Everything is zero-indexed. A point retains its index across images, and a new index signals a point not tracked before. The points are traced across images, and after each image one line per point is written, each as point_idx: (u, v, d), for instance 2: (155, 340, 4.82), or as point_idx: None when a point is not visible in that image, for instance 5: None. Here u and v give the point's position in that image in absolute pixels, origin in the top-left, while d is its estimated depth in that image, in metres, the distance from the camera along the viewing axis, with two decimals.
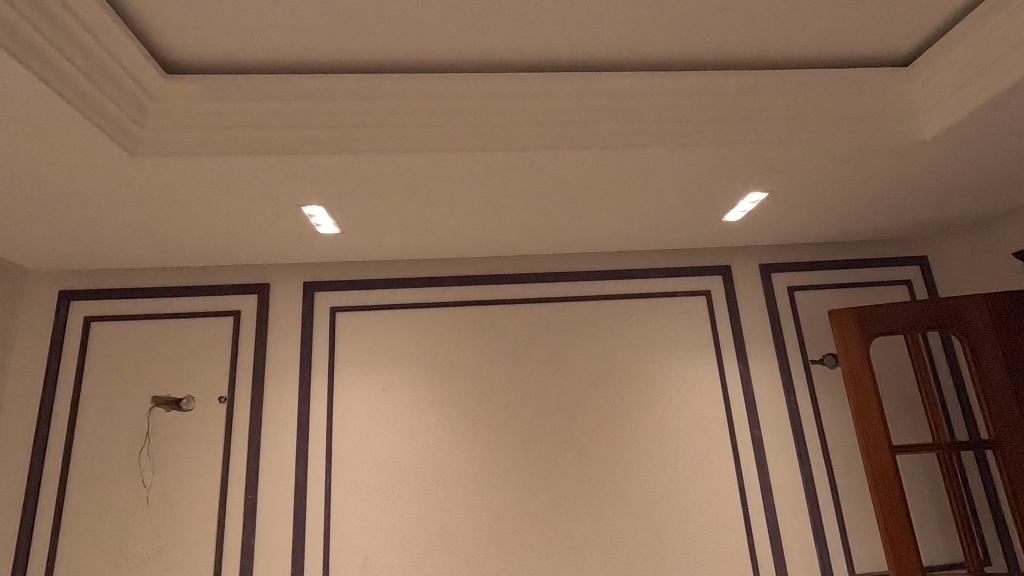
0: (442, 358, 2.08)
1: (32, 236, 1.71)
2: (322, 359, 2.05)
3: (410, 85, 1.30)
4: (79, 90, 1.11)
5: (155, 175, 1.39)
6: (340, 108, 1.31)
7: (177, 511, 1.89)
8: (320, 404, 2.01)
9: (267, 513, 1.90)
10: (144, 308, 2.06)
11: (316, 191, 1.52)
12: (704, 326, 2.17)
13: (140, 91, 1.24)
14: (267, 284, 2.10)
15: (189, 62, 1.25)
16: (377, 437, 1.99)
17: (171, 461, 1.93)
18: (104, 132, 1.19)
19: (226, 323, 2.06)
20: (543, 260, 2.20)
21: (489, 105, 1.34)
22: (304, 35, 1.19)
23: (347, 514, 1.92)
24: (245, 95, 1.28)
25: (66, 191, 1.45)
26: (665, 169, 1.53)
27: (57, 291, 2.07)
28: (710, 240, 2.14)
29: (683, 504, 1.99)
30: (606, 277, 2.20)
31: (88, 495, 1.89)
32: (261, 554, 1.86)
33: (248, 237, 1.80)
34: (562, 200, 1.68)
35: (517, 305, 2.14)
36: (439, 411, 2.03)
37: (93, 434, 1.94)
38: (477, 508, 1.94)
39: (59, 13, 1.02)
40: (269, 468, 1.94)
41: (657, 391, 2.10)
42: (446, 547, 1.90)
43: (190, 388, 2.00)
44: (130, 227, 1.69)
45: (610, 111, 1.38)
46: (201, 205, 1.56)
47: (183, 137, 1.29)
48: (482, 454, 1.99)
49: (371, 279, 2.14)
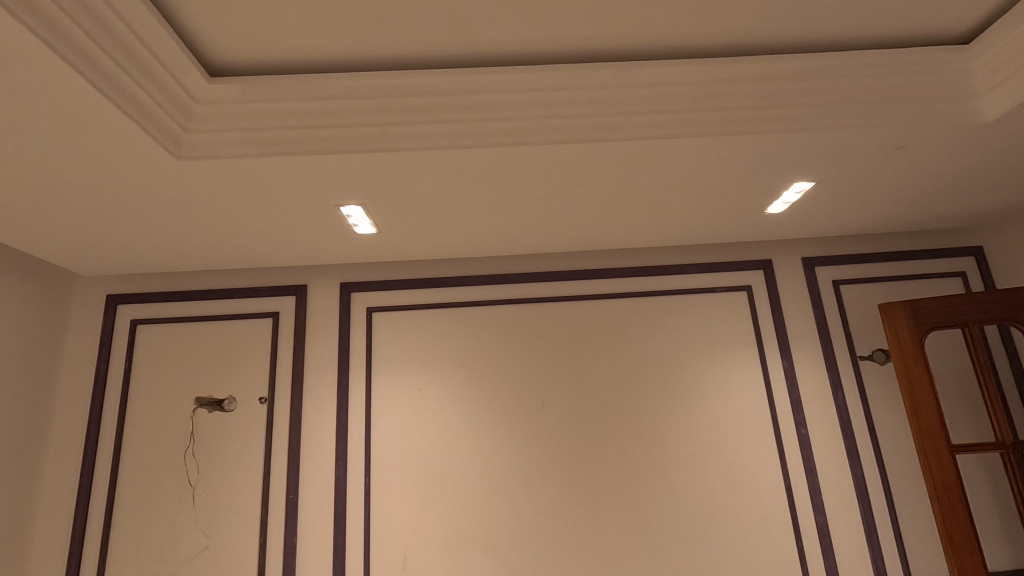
0: (479, 358, 2.07)
1: (82, 240, 1.76)
2: (360, 359, 2.06)
3: (448, 80, 1.29)
4: (127, 93, 1.13)
5: (199, 178, 1.41)
6: (379, 106, 1.31)
7: (222, 509, 1.92)
8: (359, 404, 2.02)
9: (308, 512, 1.91)
10: (186, 311, 2.11)
11: (354, 191, 1.52)
12: (746, 321, 2.11)
13: (185, 94, 1.26)
14: (304, 286, 2.12)
15: (231, 64, 1.26)
16: (416, 437, 1.99)
17: (215, 460, 1.96)
18: (150, 134, 1.21)
19: (265, 324, 2.09)
20: (578, 257, 2.17)
21: (528, 98, 1.32)
22: (345, 34, 1.19)
23: (387, 514, 1.92)
24: (285, 96, 1.29)
25: (115, 195, 1.48)
26: (708, 159, 1.48)
27: (105, 295, 2.13)
28: (751, 234, 2.07)
29: (728, 506, 1.93)
30: (643, 273, 2.15)
31: (137, 493, 1.93)
32: (304, 552, 1.87)
33: (287, 238, 1.82)
34: (600, 194, 1.64)
35: (553, 303, 2.12)
36: (477, 410, 2.01)
37: (141, 434, 1.99)
38: (517, 508, 1.92)
39: (109, 19, 1.04)
40: (309, 467, 1.95)
41: (698, 391, 2.04)
42: (485, 548, 1.88)
43: (232, 389, 2.03)
44: (175, 230, 1.72)
45: (652, 101, 1.34)
46: (242, 207, 1.59)
47: (225, 138, 1.31)
48: (520, 454, 1.97)
49: (406, 279, 2.14)
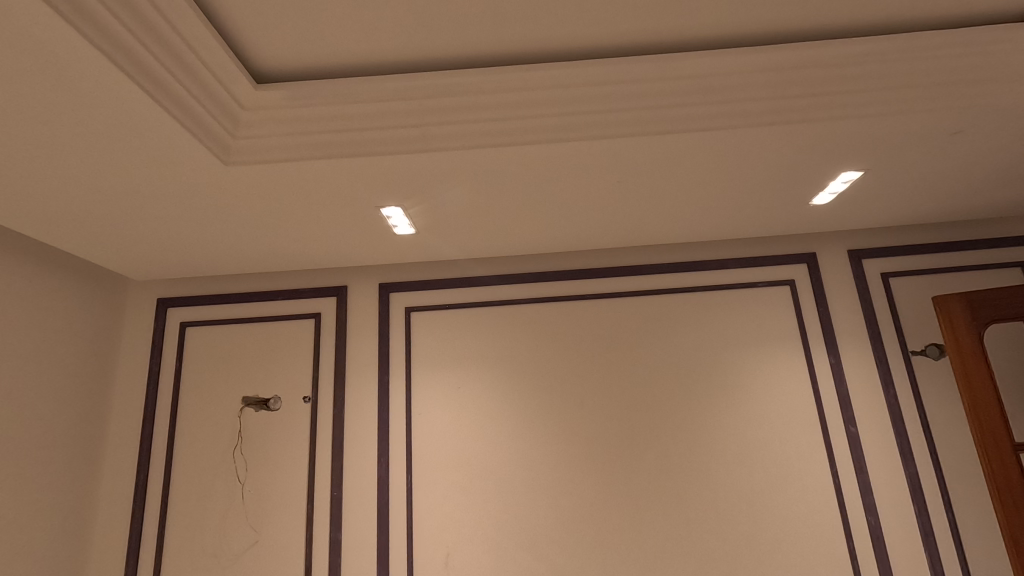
0: (517, 357, 2.07)
1: (136, 245, 1.83)
2: (399, 359, 2.09)
3: (488, 79, 1.28)
4: (177, 99, 1.17)
5: (246, 182, 1.45)
6: (419, 107, 1.32)
7: (269, 505, 1.97)
8: (399, 402, 2.05)
9: (352, 508, 1.95)
10: (232, 313, 2.17)
11: (394, 191, 1.54)
12: (790, 316, 2.06)
13: (234, 103, 1.30)
14: (344, 286, 2.16)
15: (276, 71, 1.29)
16: (456, 436, 2.00)
17: (262, 457, 2.01)
18: (199, 141, 1.26)
19: (307, 325, 2.13)
20: (614, 253, 2.15)
21: (567, 94, 1.31)
22: (386, 37, 1.20)
23: (429, 511, 1.94)
24: (328, 100, 1.31)
25: (166, 200, 1.53)
26: (750, 150, 1.45)
27: (157, 299, 2.21)
28: (794, 226, 2.02)
29: (774, 506, 1.88)
30: (682, 268, 2.12)
31: (189, 490, 2.00)
32: (348, 549, 1.91)
33: (328, 240, 1.86)
34: (639, 189, 1.63)
35: (590, 300, 2.10)
36: (516, 409, 2.02)
37: (192, 432, 2.06)
38: (557, 506, 1.92)
39: (162, 29, 1.07)
40: (353, 465, 1.99)
41: (741, 388, 2.00)
42: (526, 546, 1.89)
43: (277, 388, 2.08)
44: (222, 234, 1.77)
45: (692, 93, 1.33)
46: (286, 210, 1.62)
47: (272, 143, 1.35)
48: (560, 452, 1.97)
49: (443, 279, 2.15)
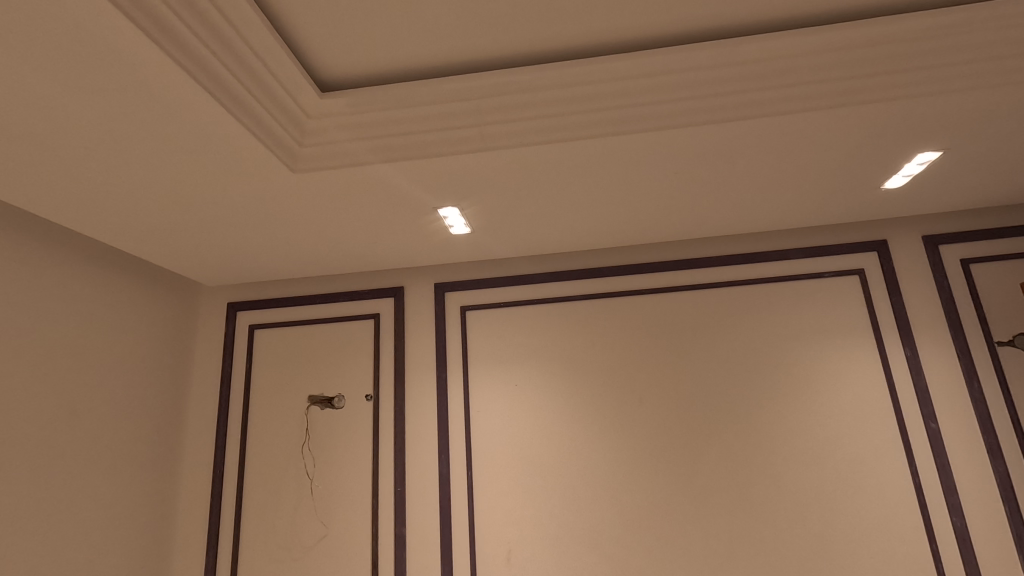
0: (573, 354, 2.06)
1: (209, 251, 1.93)
2: (456, 357, 2.12)
3: (545, 75, 1.28)
4: (251, 113, 1.24)
5: (312, 187, 1.51)
6: (476, 107, 1.34)
7: (336, 500, 2.03)
8: (457, 401, 2.07)
9: (415, 504, 1.99)
10: (296, 315, 2.26)
11: (451, 191, 1.57)
12: (860, 307, 1.96)
13: (302, 113, 1.35)
14: (401, 287, 2.21)
15: (339, 79, 1.33)
16: (514, 433, 2.02)
17: (329, 454, 2.09)
18: (271, 152, 1.32)
19: (367, 326, 2.19)
20: (670, 247, 2.11)
21: (625, 86, 1.30)
22: (444, 40, 1.21)
23: (490, 507, 1.96)
24: (388, 104, 1.34)
25: (237, 207, 1.61)
26: (817, 134, 1.39)
27: (227, 303, 2.32)
28: (862, 213, 1.93)
29: (848, 507, 1.80)
30: (742, 260, 2.06)
31: (262, 484, 2.10)
32: (413, 543, 1.95)
33: (386, 242, 1.90)
34: (697, 179, 1.59)
35: (646, 295, 2.07)
36: (574, 405, 2.01)
37: (262, 430, 2.15)
38: (619, 503, 1.90)
39: (237, 45, 1.13)
40: (414, 462, 2.03)
41: (808, 383, 1.93)
42: (589, 544, 1.88)
43: (340, 386, 2.15)
44: (287, 239, 1.85)
45: (755, 78, 1.29)
46: (348, 214, 1.68)
47: (337, 150, 1.40)
48: (620, 450, 1.95)
49: (497, 278, 2.17)
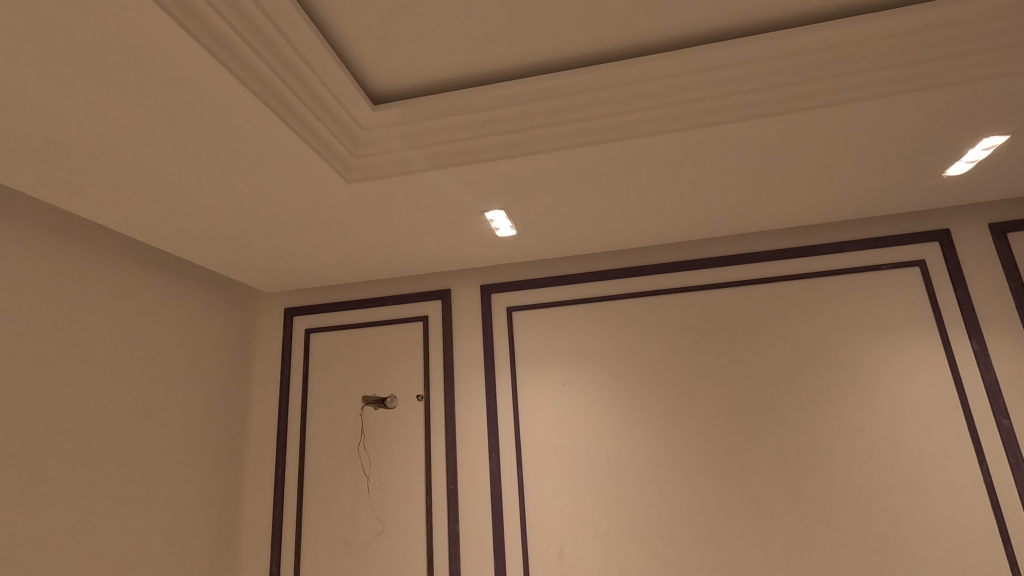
0: (621, 353, 2.06)
1: (268, 259, 2.03)
2: (504, 357, 2.15)
3: (590, 77, 1.29)
4: (310, 128, 1.30)
5: (365, 196, 1.57)
6: (523, 112, 1.36)
7: (392, 497, 2.10)
8: (506, 400, 2.11)
9: (468, 501, 2.03)
10: (348, 319, 2.34)
11: (498, 194, 1.60)
12: (921, 299, 1.89)
13: (356, 125, 1.41)
14: (448, 289, 2.26)
15: (390, 90, 1.37)
16: (563, 432, 2.03)
17: (383, 452, 2.15)
18: (328, 163, 1.39)
19: (416, 328, 2.25)
20: (717, 242, 2.08)
21: (670, 84, 1.30)
22: (490, 48, 1.24)
23: (541, 505, 1.98)
24: (437, 113, 1.38)
25: (294, 216, 1.69)
26: (873, 122, 1.36)
27: (284, 308, 2.43)
28: (922, 202, 1.85)
29: (913, 506, 1.74)
30: (793, 253, 2.01)
31: (321, 481, 2.18)
32: (466, 539, 2.00)
33: (434, 245, 1.95)
34: (746, 173, 1.57)
35: (693, 292, 2.06)
36: (623, 404, 2.01)
37: (320, 429, 2.24)
38: (671, 502, 1.89)
39: (297, 65, 1.19)
40: (466, 459, 2.08)
41: (867, 379, 1.87)
42: (641, 543, 1.88)
43: (393, 387, 2.22)
44: (340, 245, 1.92)
45: (806, 69, 1.26)
46: (398, 219, 1.73)
47: (389, 159, 1.46)
48: (670, 448, 1.94)
49: (542, 278, 2.19)
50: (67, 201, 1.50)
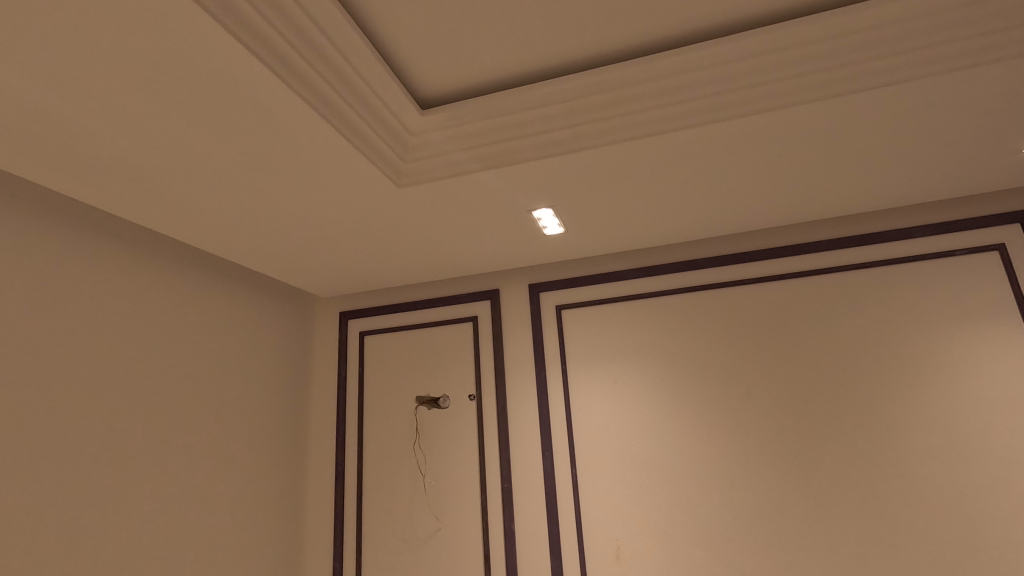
0: (674, 348, 2.02)
1: (323, 264, 2.10)
2: (555, 355, 2.15)
3: (637, 70, 1.27)
4: (361, 135, 1.34)
5: (415, 199, 1.60)
6: (569, 109, 1.36)
7: (447, 495, 2.13)
8: (558, 398, 2.10)
9: (522, 500, 2.04)
10: (400, 321, 2.39)
11: (546, 192, 1.60)
12: (1001, 286, 1.76)
13: (405, 131, 1.44)
14: (496, 289, 2.27)
15: (436, 95, 1.40)
16: (617, 429, 2.01)
17: (438, 451, 2.19)
18: (380, 169, 1.43)
19: (466, 328, 2.28)
20: (773, 233, 2.01)
21: (720, 71, 1.26)
22: (535, 47, 1.25)
23: (596, 504, 1.96)
24: (484, 114, 1.39)
25: (347, 222, 1.74)
26: (944, 100, 1.27)
27: (339, 312, 2.51)
28: (1000, 181, 1.73)
29: (999, 507, 1.63)
30: (855, 241, 1.92)
31: (378, 480, 2.24)
32: (522, 537, 2.01)
33: (482, 246, 1.97)
34: (804, 160, 1.51)
35: (748, 285, 1.99)
36: (678, 401, 1.97)
37: (376, 429, 2.30)
38: (731, 502, 1.84)
39: (348, 74, 1.22)
40: (519, 458, 2.09)
41: (941, 371, 1.76)
42: (701, 542, 1.83)
43: (445, 387, 2.25)
44: (391, 249, 1.97)
45: (866, 47, 1.20)
46: (447, 221, 1.75)
47: (437, 162, 1.49)
48: (729, 447, 1.89)
49: (590, 275, 2.17)
50: (140, 215, 1.60)
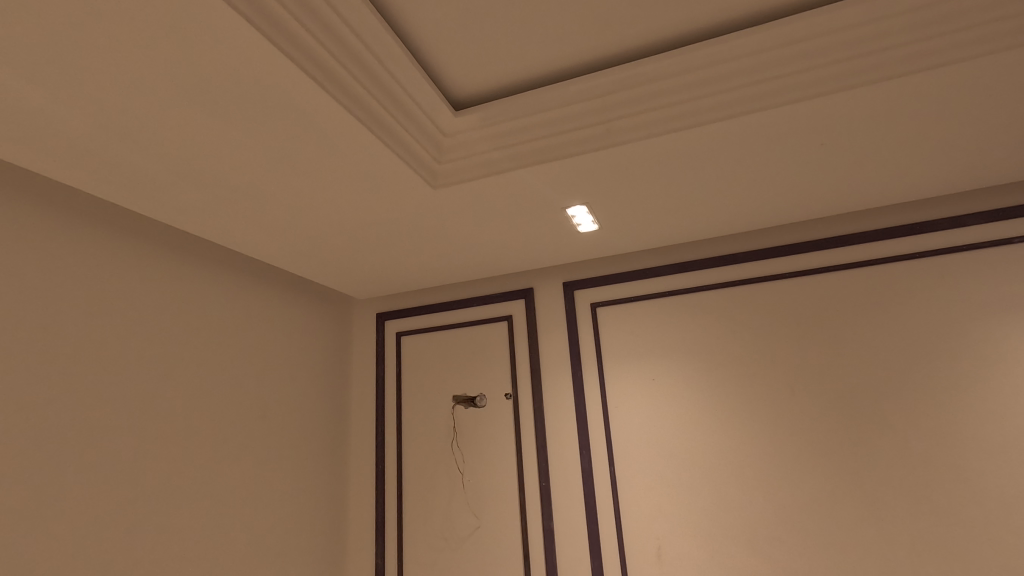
0: (713, 344, 1.99)
1: (360, 266, 2.14)
2: (591, 353, 2.13)
3: (670, 62, 1.26)
4: (397, 138, 1.36)
5: (450, 200, 1.61)
6: (602, 105, 1.35)
7: (485, 494, 2.15)
8: (595, 396, 2.09)
9: (560, 498, 2.04)
10: (435, 321, 2.41)
11: (580, 189, 1.59)
12: None
13: (439, 132, 1.46)
14: (530, 287, 2.28)
15: (469, 95, 1.41)
16: (655, 427, 1.99)
17: (475, 450, 2.21)
18: (416, 172, 1.45)
19: (501, 327, 2.29)
20: (814, 224, 1.95)
21: (757, 61, 1.24)
22: (567, 43, 1.24)
23: (636, 502, 1.95)
24: (517, 113, 1.40)
25: (384, 223, 1.77)
26: (998, 80, 1.22)
27: (376, 314, 2.55)
28: None
29: None
30: (902, 231, 1.84)
31: (418, 479, 2.27)
32: (561, 536, 2.00)
33: (515, 245, 1.98)
34: (848, 148, 1.46)
35: (789, 279, 1.94)
36: (719, 398, 1.94)
37: (414, 428, 2.34)
38: (775, 501, 1.80)
39: (384, 78, 1.25)
40: (557, 456, 2.08)
41: (1000, 366, 1.68)
42: (745, 542, 1.80)
43: (481, 386, 2.26)
44: (426, 249, 1.99)
45: (912, 28, 1.16)
46: (481, 220, 1.76)
47: (472, 163, 1.50)
48: (772, 445, 1.84)
49: (625, 271, 2.15)
50: (187, 221, 1.66)
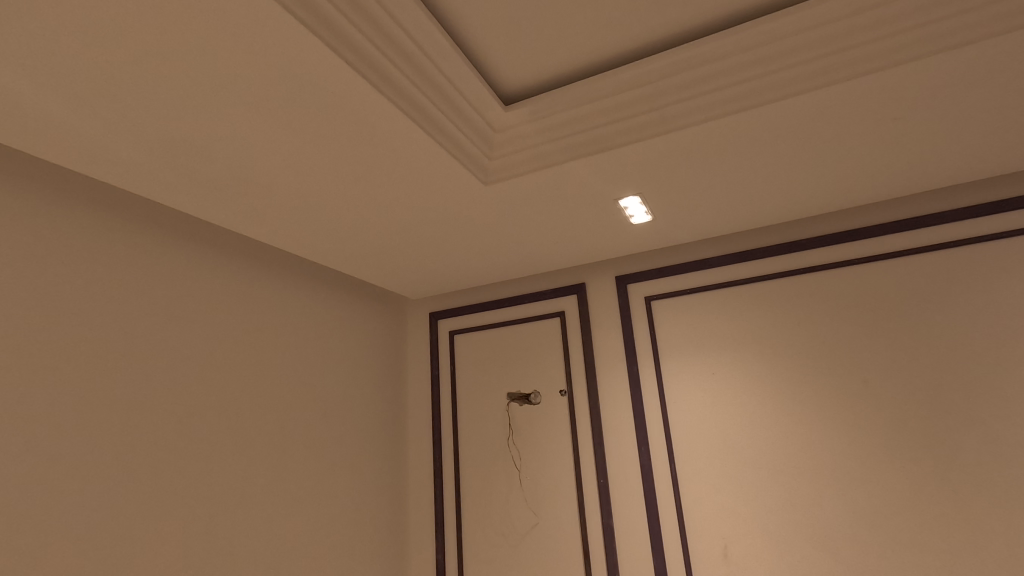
0: (775, 335, 1.91)
1: (412, 266, 2.18)
2: (646, 347, 2.09)
3: (725, 42, 1.21)
4: (449, 135, 1.38)
5: (501, 195, 1.61)
6: (654, 91, 1.32)
7: (542, 490, 2.14)
8: (652, 392, 2.04)
9: (620, 495, 2.00)
10: (487, 319, 2.43)
11: (633, 180, 1.56)
12: None
13: (489, 128, 1.46)
14: (582, 282, 2.25)
15: (519, 87, 1.41)
16: (717, 423, 1.92)
17: (531, 446, 2.20)
18: (467, 169, 1.46)
19: (554, 323, 2.28)
20: (885, 206, 1.84)
21: (820, 34, 1.17)
22: (616, 29, 1.22)
23: (699, 500, 1.89)
24: (567, 104, 1.39)
25: (436, 222, 1.80)
26: None
27: (430, 313, 2.59)
28: None
29: None
30: (986, 209, 1.71)
31: (475, 475, 2.29)
32: (622, 534, 1.97)
33: (566, 239, 1.96)
34: (924, 121, 1.36)
35: (858, 264, 1.84)
36: (784, 391, 1.86)
37: (470, 426, 2.35)
38: (849, 498, 1.70)
39: (435, 75, 1.26)
40: (614, 453, 2.05)
41: None
42: (817, 541, 1.71)
43: (535, 383, 2.26)
44: (477, 247, 2.01)
45: None
46: (532, 215, 1.76)
47: (523, 157, 1.50)
48: (843, 439, 1.75)
49: (680, 263, 2.10)
50: (250, 225, 1.74)
